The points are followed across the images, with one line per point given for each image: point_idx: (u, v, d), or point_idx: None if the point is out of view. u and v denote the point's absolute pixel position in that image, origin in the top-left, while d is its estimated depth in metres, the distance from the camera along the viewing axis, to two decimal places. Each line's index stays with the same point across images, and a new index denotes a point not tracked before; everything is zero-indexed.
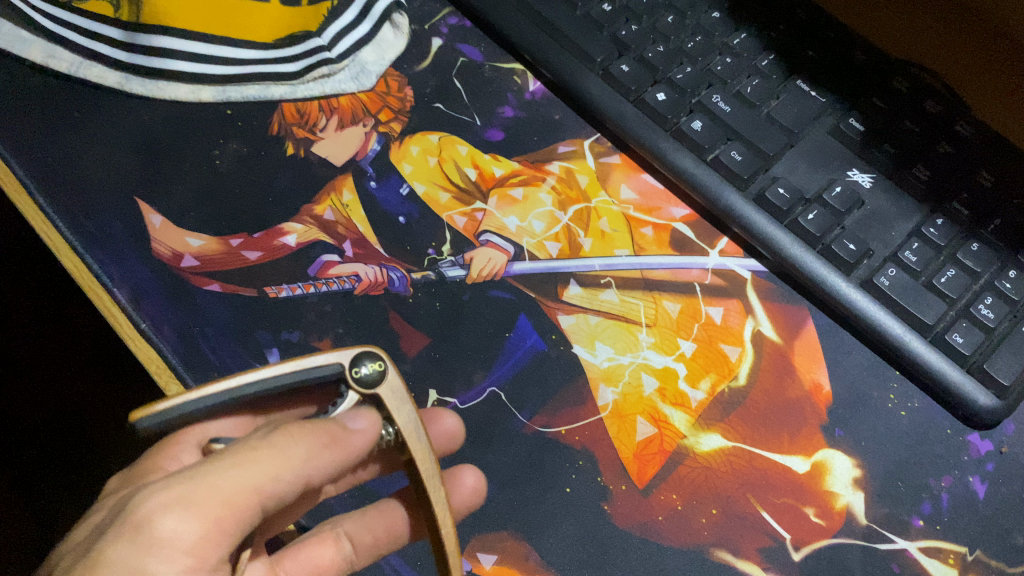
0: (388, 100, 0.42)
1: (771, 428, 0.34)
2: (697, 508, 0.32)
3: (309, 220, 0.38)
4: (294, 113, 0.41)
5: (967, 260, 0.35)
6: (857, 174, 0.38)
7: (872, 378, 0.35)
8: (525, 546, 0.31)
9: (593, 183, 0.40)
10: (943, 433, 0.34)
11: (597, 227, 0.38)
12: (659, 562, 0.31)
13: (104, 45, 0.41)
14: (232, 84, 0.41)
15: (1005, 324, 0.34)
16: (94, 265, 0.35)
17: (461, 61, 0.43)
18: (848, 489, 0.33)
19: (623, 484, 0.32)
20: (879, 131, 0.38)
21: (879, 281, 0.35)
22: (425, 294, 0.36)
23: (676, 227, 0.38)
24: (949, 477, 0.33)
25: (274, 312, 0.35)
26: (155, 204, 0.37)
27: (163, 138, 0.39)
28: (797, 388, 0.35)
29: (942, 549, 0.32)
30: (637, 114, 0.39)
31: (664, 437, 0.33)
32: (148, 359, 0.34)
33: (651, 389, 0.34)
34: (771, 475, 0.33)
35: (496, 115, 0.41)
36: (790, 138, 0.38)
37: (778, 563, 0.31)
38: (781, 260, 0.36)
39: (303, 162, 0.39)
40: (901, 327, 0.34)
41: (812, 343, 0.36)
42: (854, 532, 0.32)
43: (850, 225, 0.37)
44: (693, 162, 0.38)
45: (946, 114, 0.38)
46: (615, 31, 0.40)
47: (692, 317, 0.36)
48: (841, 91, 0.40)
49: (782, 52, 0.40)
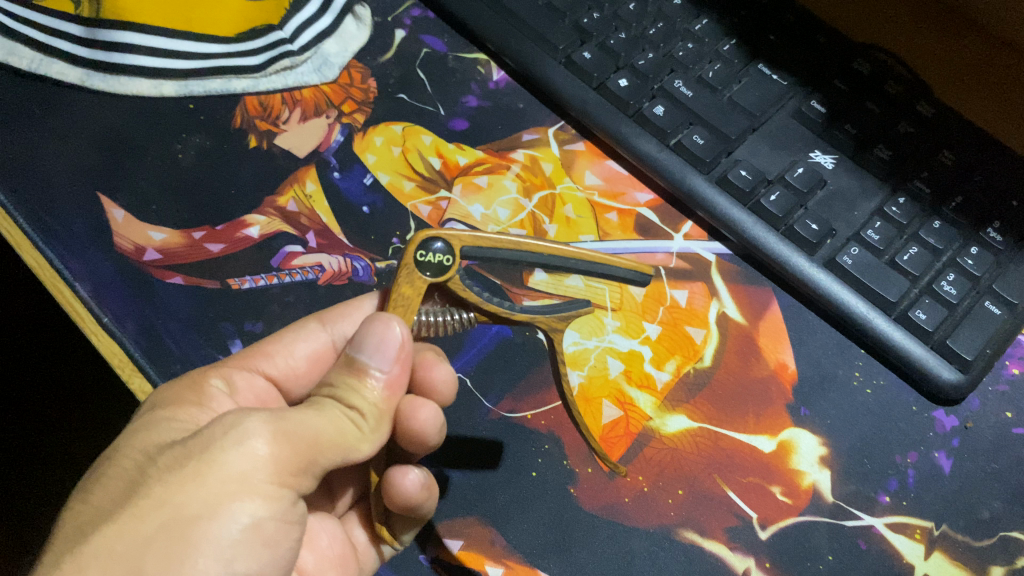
0: (352, 91, 0.42)
1: (737, 408, 0.34)
2: (663, 489, 0.32)
3: (272, 211, 0.37)
4: (257, 106, 0.41)
5: (930, 238, 0.35)
6: (819, 156, 0.38)
7: (838, 357, 0.35)
8: (490, 530, 0.31)
9: (557, 170, 0.40)
10: (908, 411, 0.34)
11: (562, 213, 0.38)
12: (625, 543, 0.31)
13: (64, 41, 0.40)
14: (193, 77, 0.41)
15: (967, 300, 0.34)
16: (54, 260, 0.35)
17: (425, 53, 0.43)
18: (814, 467, 0.33)
19: (589, 467, 0.32)
20: (841, 112, 0.38)
21: (842, 260, 0.35)
22: (390, 284, 0.36)
23: (641, 212, 0.39)
24: (914, 453, 0.33)
25: (237, 304, 0.35)
26: (117, 199, 0.37)
27: (126, 133, 0.39)
28: (763, 368, 0.35)
29: (909, 524, 0.32)
30: (600, 101, 0.39)
31: (630, 419, 0.33)
32: (110, 352, 0.33)
33: (617, 371, 0.34)
34: (736, 455, 0.33)
35: (460, 105, 0.41)
36: (753, 121, 0.38)
37: (746, 543, 0.31)
38: (745, 241, 0.36)
39: (266, 154, 0.39)
40: (865, 305, 0.34)
41: (776, 324, 0.36)
42: (820, 510, 0.32)
43: (814, 206, 0.37)
44: (655, 147, 0.38)
45: (907, 94, 0.39)
46: (577, 19, 0.40)
47: (657, 300, 0.36)
48: (801, 74, 0.40)
49: (744, 37, 0.40)
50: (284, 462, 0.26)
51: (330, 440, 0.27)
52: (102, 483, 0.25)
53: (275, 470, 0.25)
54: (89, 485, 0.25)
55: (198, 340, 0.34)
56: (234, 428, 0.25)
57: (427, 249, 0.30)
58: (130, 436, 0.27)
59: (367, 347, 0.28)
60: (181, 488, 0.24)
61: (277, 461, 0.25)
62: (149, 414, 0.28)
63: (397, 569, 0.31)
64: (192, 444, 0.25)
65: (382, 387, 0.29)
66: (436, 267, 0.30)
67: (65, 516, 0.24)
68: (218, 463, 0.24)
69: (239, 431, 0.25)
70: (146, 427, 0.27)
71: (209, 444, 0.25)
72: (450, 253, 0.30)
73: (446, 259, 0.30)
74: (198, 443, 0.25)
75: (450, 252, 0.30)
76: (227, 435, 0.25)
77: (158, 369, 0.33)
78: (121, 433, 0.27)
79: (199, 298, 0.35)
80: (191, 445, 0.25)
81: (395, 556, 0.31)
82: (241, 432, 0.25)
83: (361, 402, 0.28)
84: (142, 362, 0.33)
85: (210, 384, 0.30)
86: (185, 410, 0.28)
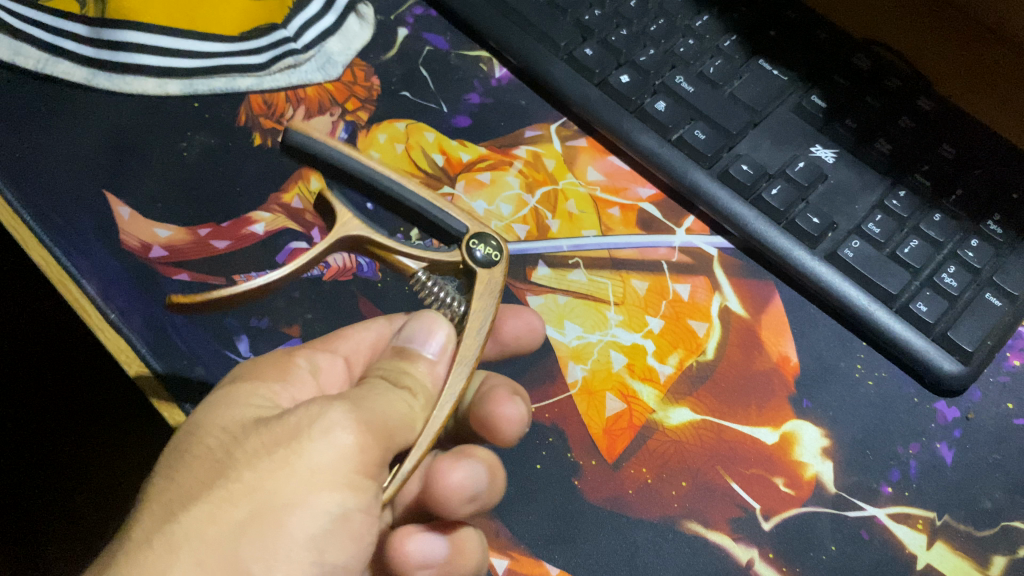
0: (355, 89, 0.42)
1: (739, 400, 0.34)
2: (667, 481, 0.32)
3: (276, 208, 0.38)
4: (261, 104, 0.41)
5: (930, 231, 0.35)
6: (820, 150, 0.38)
7: (839, 349, 0.35)
8: (496, 522, 0.31)
9: (559, 166, 0.40)
10: (909, 402, 0.34)
11: (564, 209, 0.39)
12: (629, 534, 0.31)
13: (70, 41, 0.41)
14: (198, 76, 0.41)
15: (968, 292, 0.34)
16: (62, 257, 0.35)
17: (427, 50, 0.43)
18: (817, 458, 0.33)
19: (593, 459, 0.32)
20: (841, 107, 0.38)
21: (844, 253, 0.35)
22: (393, 280, 0.36)
23: (642, 208, 0.39)
24: (916, 444, 0.33)
25: (243, 299, 0.35)
26: (123, 198, 0.37)
27: (132, 132, 0.39)
28: (765, 360, 0.35)
29: (911, 515, 0.32)
30: (601, 97, 0.39)
31: (634, 412, 0.33)
32: (117, 348, 0.34)
33: (620, 365, 0.35)
34: (739, 447, 0.33)
35: (463, 102, 0.42)
36: (754, 116, 0.39)
37: (749, 533, 0.31)
38: (746, 235, 0.37)
39: (271, 152, 0.39)
40: (866, 298, 0.35)
41: (778, 317, 0.36)
42: (823, 501, 0.32)
43: (814, 200, 0.37)
44: (657, 142, 0.38)
45: (906, 89, 0.39)
46: (578, 16, 0.41)
47: (659, 295, 0.36)
48: (801, 69, 0.40)
49: (744, 33, 0.41)
50: (366, 452, 0.27)
51: (401, 422, 0.28)
52: (183, 467, 0.26)
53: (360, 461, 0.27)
54: (172, 465, 0.26)
55: (205, 336, 0.34)
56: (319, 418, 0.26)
57: (481, 241, 0.32)
58: (208, 410, 0.28)
59: (417, 338, 0.30)
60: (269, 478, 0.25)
61: (361, 450, 0.26)
62: (232, 386, 0.29)
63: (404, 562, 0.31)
64: (280, 431, 0.26)
65: (437, 372, 0.30)
66: (481, 255, 0.31)
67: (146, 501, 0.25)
68: (304, 452, 0.26)
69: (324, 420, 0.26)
70: (228, 400, 0.28)
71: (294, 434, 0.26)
72: (496, 245, 0.32)
73: (495, 252, 0.32)
74: (283, 432, 0.26)
75: (492, 245, 0.32)
76: (315, 425, 0.26)
77: (165, 365, 0.33)
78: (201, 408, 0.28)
79: (206, 294, 0.35)
80: (278, 433, 0.26)
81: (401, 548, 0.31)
82: (327, 423, 0.26)
83: (416, 385, 0.29)
84: (149, 357, 0.33)
85: (295, 363, 0.31)
86: (267, 385, 0.30)
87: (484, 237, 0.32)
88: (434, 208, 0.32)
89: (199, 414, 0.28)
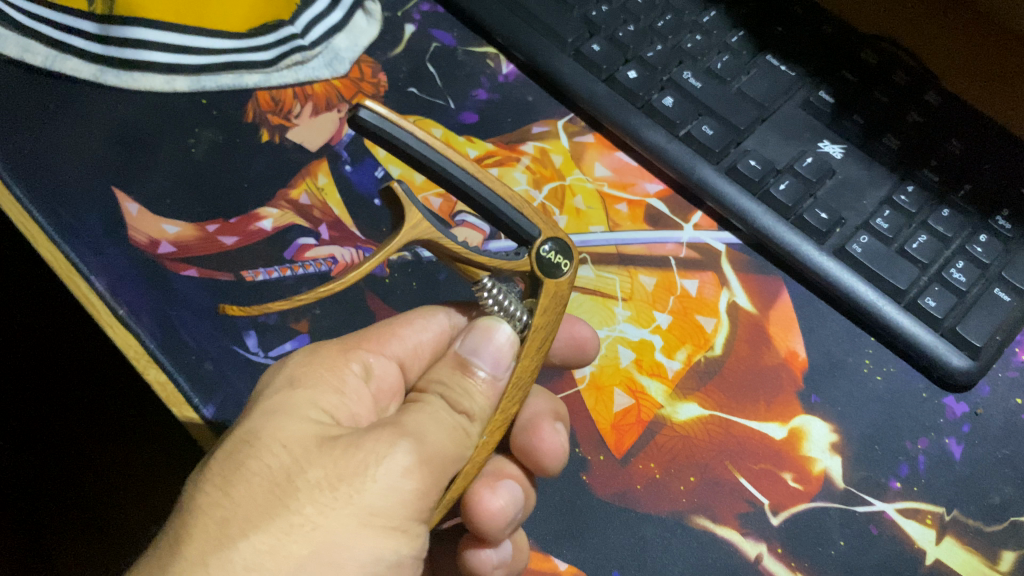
0: (362, 85, 0.42)
1: (748, 395, 0.34)
2: (675, 476, 0.32)
3: (285, 204, 0.38)
4: (269, 100, 0.41)
5: (939, 226, 0.35)
6: (828, 146, 0.38)
7: (848, 344, 0.35)
8: None
9: (567, 162, 0.40)
10: (919, 398, 0.34)
11: (572, 205, 0.39)
12: (638, 530, 0.31)
13: (78, 39, 0.40)
14: (207, 73, 0.41)
15: (977, 287, 0.34)
16: (71, 253, 0.35)
17: (435, 47, 0.43)
18: (825, 453, 0.33)
19: (601, 454, 0.32)
20: (848, 103, 0.38)
21: (852, 248, 0.35)
22: (401, 275, 0.37)
23: (650, 203, 0.39)
24: (925, 439, 0.33)
25: (251, 295, 0.35)
26: (132, 193, 0.38)
27: (140, 128, 0.39)
28: (773, 356, 0.35)
29: (920, 510, 0.32)
30: (609, 93, 0.39)
31: (642, 407, 0.33)
32: (126, 344, 0.34)
33: (628, 360, 0.35)
34: (748, 442, 0.33)
35: (470, 98, 0.42)
36: (761, 112, 0.39)
37: (757, 528, 0.31)
38: (754, 231, 0.37)
39: (279, 148, 0.40)
40: (875, 293, 0.35)
41: (786, 313, 0.36)
42: (832, 496, 0.32)
43: (822, 195, 0.37)
44: (665, 138, 0.38)
45: (915, 84, 0.39)
46: (585, 12, 0.41)
47: (667, 290, 0.36)
48: (809, 64, 0.40)
49: (751, 28, 0.41)
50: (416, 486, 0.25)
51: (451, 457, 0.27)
52: (239, 481, 0.24)
53: (416, 502, 0.25)
54: (227, 476, 0.24)
55: (213, 331, 0.34)
56: (389, 456, 0.25)
57: (552, 249, 0.29)
58: (273, 419, 0.26)
59: (480, 350, 0.28)
60: (328, 513, 0.23)
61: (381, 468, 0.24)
62: (288, 392, 0.28)
63: None
64: (348, 461, 0.24)
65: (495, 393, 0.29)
66: (548, 265, 0.29)
67: (196, 508, 0.24)
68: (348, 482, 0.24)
69: (392, 462, 0.25)
70: (283, 406, 0.27)
71: (360, 468, 0.24)
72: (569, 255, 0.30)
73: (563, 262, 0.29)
74: (351, 467, 0.24)
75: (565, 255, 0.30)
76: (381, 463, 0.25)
77: (174, 361, 0.33)
78: (252, 412, 0.27)
79: (213, 290, 0.35)
80: (349, 464, 0.24)
81: None
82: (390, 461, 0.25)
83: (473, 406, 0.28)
84: (158, 353, 0.33)
85: (352, 369, 0.30)
86: (319, 396, 0.28)
87: (561, 248, 0.29)
88: (501, 201, 0.29)
89: (254, 422, 0.26)
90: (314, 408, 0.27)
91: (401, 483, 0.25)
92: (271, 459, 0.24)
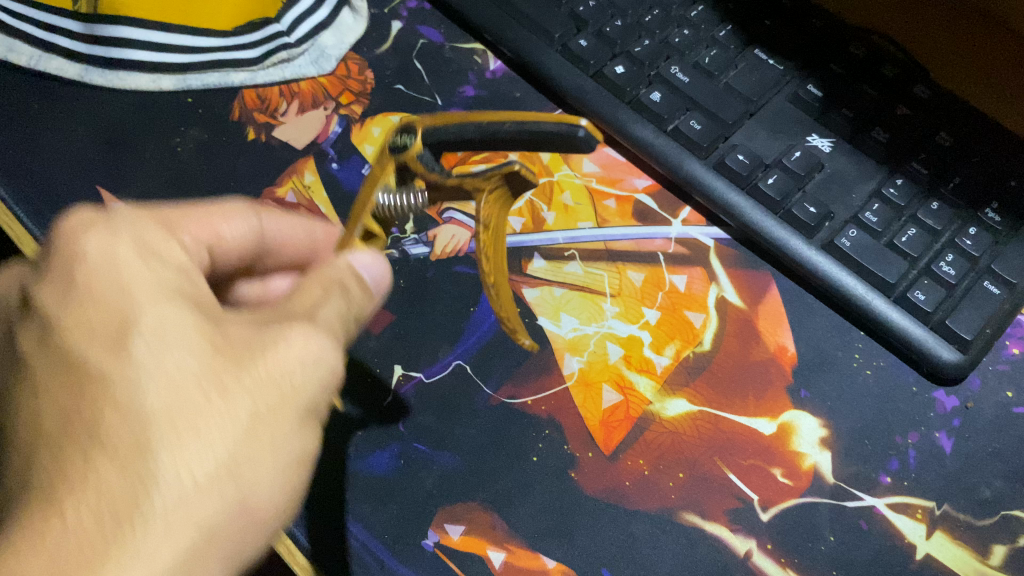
0: (349, 82, 0.42)
1: (737, 391, 0.34)
2: (664, 473, 0.32)
3: (271, 203, 0.38)
4: (255, 99, 0.41)
5: (928, 219, 0.35)
6: (816, 140, 0.38)
7: (838, 339, 0.35)
8: (493, 515, 0.31)
9: (555, 158, 0.40)
10: (908, 392, 0.34)
11: (560, 201, 0.39)
12: (627, 527, 0.31)
13: (63, 37, 0.40)
14: (193, 72, 0.41)
15: (966, 281, 0.34)
16: None
17: (422, 43, 0.43)
18: (815, 448, 0.33)
19: (589, 451, 0.32)
20: (837, 97, 0.38)
21: (840, 242, 0.35)
22: None
23: (638, 199, 0.39)
24: (915, 434, 0.33)
25: None
26: (118, 193, 0.37)
27: (125, 127, 0.39)
28: (762, 351, 0.35)
29: (910, 505, 0.32)
30: (597, 88, 0.39)
31: (630, 404, 0.33)
32: None
33: (616, 356, 0.34)
34: (737, 437, 0.33)
35: (458, 94, 0.42)
36: (749, 106, 0.38)
37: (747, 524, 0.31)
38: (743, 226, 0.36)
39: (265, 147, 0.39)
40: (864, 287, 0.34)
41: (775, 307, 0.36)
42: (821, 491, 0.32)
43: (811, 189, 0.37)
44: (653, 133, 0.38)
45: (903, 77, 0.39)
46: (573, 7, 0.41)
47: (656, 286, 0.36)
48: (798, 59, 0.40)
49: (739, 23, 0.40)
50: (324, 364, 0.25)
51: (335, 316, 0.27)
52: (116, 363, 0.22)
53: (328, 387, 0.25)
54: (74, 368, 0.22)
55: None
56: (286, 344, 0.24)
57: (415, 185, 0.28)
58: (110, 235, 0.24)
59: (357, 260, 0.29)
60: (241, 388, 0.22)
61: (302, 367, 0.24)
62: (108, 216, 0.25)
63: (401, 557, 0.30)
64: (246, 344, 0.23)
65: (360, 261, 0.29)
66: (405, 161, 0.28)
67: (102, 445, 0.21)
68: (269, 366, 0.23)
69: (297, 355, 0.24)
70: (124, 266, 0.23)
71: (258, 350, 0.23)
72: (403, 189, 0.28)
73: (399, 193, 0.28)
74: (248, 346, 0.23)
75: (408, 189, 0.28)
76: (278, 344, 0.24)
77: None
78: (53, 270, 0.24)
79: None
80: (246, 342, 0.23)
81: (389, 537, 0.30)
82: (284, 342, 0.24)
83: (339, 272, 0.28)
84: None
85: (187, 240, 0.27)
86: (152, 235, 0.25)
87: (432, 146, 0.27)
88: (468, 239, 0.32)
89: (90, 244, 0.24)
90: (144, 228, 0.25)
91: (327, 352, 0.25)
92: (164, 359, 0.22)
